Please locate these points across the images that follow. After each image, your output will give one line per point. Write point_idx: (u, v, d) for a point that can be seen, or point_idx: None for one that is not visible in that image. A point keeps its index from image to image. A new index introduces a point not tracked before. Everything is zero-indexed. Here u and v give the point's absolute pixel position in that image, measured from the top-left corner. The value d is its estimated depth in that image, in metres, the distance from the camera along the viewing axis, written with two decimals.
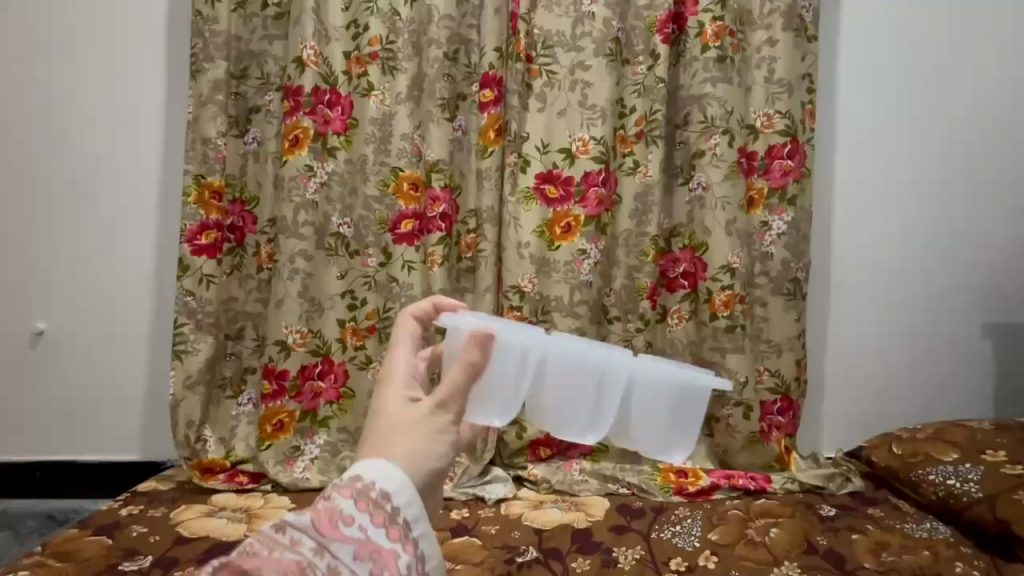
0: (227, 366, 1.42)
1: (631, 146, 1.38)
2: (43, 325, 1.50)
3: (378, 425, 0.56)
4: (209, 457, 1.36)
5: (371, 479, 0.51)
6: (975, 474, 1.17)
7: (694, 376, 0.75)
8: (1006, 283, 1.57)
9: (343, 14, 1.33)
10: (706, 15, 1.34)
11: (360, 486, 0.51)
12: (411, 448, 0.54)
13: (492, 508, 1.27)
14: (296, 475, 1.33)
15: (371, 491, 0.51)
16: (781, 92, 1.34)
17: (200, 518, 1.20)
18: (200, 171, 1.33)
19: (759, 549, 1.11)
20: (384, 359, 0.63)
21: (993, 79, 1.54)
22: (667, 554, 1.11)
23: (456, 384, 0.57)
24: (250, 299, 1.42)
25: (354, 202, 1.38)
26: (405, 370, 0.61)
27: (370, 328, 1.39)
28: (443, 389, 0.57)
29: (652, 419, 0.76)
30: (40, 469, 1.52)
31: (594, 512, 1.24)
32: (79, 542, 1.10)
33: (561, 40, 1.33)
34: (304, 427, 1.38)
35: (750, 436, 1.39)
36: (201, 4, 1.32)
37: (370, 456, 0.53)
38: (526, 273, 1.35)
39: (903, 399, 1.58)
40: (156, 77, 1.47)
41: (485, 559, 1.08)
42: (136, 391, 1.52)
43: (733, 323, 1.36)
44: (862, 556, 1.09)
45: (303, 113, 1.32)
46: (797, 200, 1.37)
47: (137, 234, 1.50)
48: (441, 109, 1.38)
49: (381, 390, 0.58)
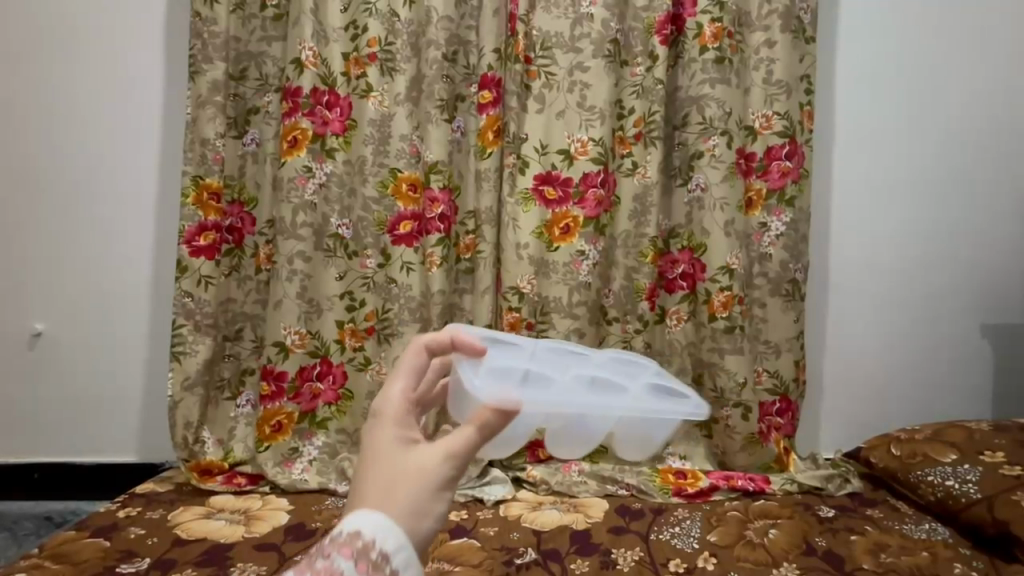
0: (226, 367, 1.42)
1: (630, 147, 1.38)
2: (41, 326, 1.50)
3: (379, 473, 0.52)
4: (207, 458, 1.36)
5: (373, 537, 0.48)
6: (974, 475, 1.18)
7: (672, 409, 0.79)
8: (1004, 282, 1.58)
9: (342, 15, 1.33)
10: (705, 16, 1.33)
11: (360, 545, 0.48)
12: (413, 505, 0.51)
13: (491, 509, 1.27)
14: (294, 476, 1.34)
15: (371, 551, 0.48)
16: (780, 92, 1.35)
17: (199, 520, 1.19)
18: (199, 172, 1.33)
19: (758, 551, 1.11)
20: (380, 389, 0.58)
21: (991, 78, 1.54)
22: (666, 555, 1.11)
23: (469, 443, 0.55)
24: (249, 300, 1.42)
25: (352, 202, 1.38)
26: (405, 408, 0.57)
27: (369, 329, 1.39)
28: (454, 445, 0.55)
29: (631, 438, 0.81)
30: (38, 471, 1.51)
31: (593, 513, 1.24)
32: (76, 544, 1.09)
33: (560, 41, 1.33)
34: (304, 428, 1.38)
35: (749, 437, 1.39)
36: (199, 5, 1.32)
37: (370, 509, 0.50)
38: (525, 274, 1.35)
39: (902, 400, 1.58)
40: (156, 77, 1.47)
41: (483, 561, 1.07)
42: (135, 392, 1.52)
43: (732, 324, 1.36)
44: (861, 557, 1.09)
45: (302, 114, 1.32)
46: (797, 201, 1.38)
47: (136, 236, 1.50)
48: (440, 110, 1.38)
49: (380, 431, 0.55)
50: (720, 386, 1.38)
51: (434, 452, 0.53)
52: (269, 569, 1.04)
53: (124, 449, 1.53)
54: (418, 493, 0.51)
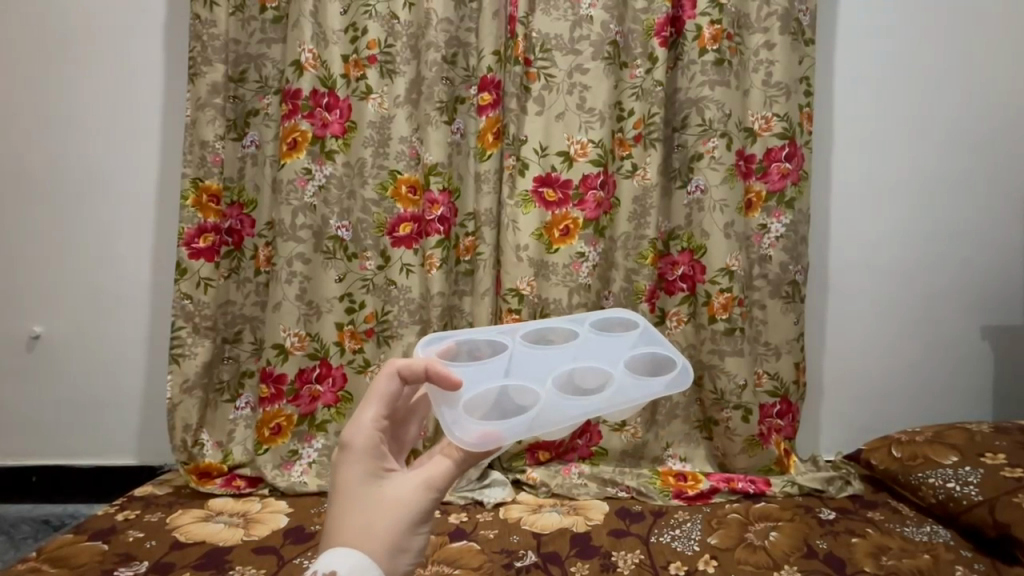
0: (225, 370, 1.42)
1: (629, 149, 1.38)
2: (39, 329, 1.49)
3: (362, 507, 0.60)
4: (206, 461, 1.35)
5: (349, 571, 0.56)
6: (974, 477, 1.17)
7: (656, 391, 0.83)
8: (1004, 283, 1.58)
9: (342, 18, 1.33)
10: (705, 18, 1.33)
11: None
12: (395, 534, 0.59)
13: (490, 511, 1.26)
14: (293, 479, 1.34)
15: None
16: (779, 94, 1.35)
17: (197, 523, 1.19)
18: (198, 175, 1.33)
19: (759, 554, 1.11)
20: (354, 420, 0.65)
21: (989, 78, 1.54)
22: (666, 558, 1.11)
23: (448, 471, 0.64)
24: (248, 302, 1.41)
25: (352, 204, 1.38)
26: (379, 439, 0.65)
27: (368, 331, 1.38)
28: (433, 474, 0.64)
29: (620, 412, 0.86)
30: (36, 474, 1.51)
31: (594, 516, 1.24)
32: (74, 547, 1.09)
33: (559, 43, 1.33)
34: (303, 431, 1.37)
35: (750, 439, 1.38)
36: (199, 7, 1.31)
37: (352, 544, 0.58)
38: (525, 276, 1.35)
39: (903, 401, 1.58)
40: (155, 80, 1.47)
41: (483, 564, 1.07)
42: (134, 394, 1.52)
43: (732, 326, 1.36)
44: (862, 560, 1.09)
45: (302, 116, 1.32)
46: (796, 203, 1.38)
47: (135, 238, 1.49)
48: (439, 113, 1.38)
49: (362, 466, 0.62)
50: (720, 388, 1.38)
51: (414, 484, 0.63)
52: (268, 572, 1.03)
53: (123, 451, 1.53)
54: (398, 524, 0.60)
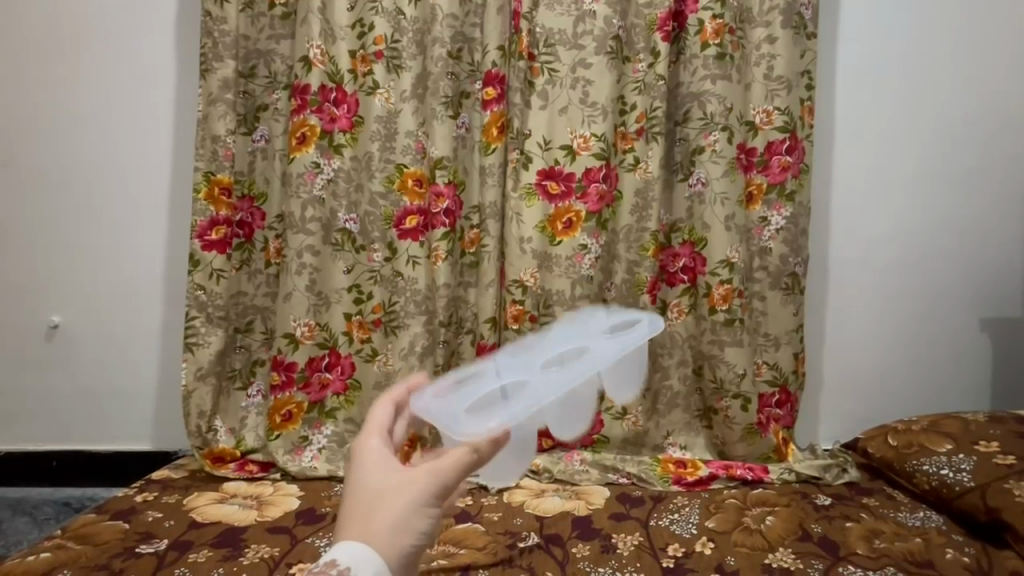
0: (237, 358, 1.45)
1: (632, 142, 1.40)
2: (57, 318, 1.54)
3: (388, 497, 0.58)
4: (220, 446, 1.40)
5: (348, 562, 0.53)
6: (967, 464, 1.20)
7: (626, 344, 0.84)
8: (1003, 277, 1.59)
9: (349, 14, 1.36)
10: (706, 12, 1.36)
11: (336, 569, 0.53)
12: (390, 529, 0.56)
13: (495, 496, 1.31)
14: (303, 464, 1.38)
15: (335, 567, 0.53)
16: (780, 88, 1.36)
17: (212, 505, 1.24)
18: (210, 168, 1.37)
19: (755, 536, 1.14)
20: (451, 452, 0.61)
21: (990, 75, 1.55)
22: (665, 540, 1.14)
23: (458, 458, 0.61)
24: (259, 293, 1.45)
25: (359, 198, 1.41)
26: (454, 459, 0.61)
27: (375, 321, 1.42)
28: (448, 463, 0.60)
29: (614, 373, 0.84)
30: (56, 458, 1.56)
31: (594, 501, 1.28)
32: (97, 526, 1.14)
33: (562, 38, 1.35)
34: (312, 418, 1.42)
35: (748, 428, 1.41)
36: (210, 5, 1.34)
37: (356, 538, 0.55)
38: (528, 268, 1.38)
39: (901, 392, 1.60)
40: (168, 75, 1.51)
41: (487, 544, 1.11)
42: (150, 383, 1.56)
43: (732, 317, 1.39)
44: (855, 543, 1.12)
45: (311, 110, 1.35)
46: (796, 196, 1.39)
47: (148, 232, 1.53)
48: (444, 107, 1.40)
49: (420, 475, 0.59)
50: (720, 378, 1.40)
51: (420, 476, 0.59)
52: (281, 551, 1.08)
53: (139, 438, 1.57)
54: (400, 514, 0.57)
